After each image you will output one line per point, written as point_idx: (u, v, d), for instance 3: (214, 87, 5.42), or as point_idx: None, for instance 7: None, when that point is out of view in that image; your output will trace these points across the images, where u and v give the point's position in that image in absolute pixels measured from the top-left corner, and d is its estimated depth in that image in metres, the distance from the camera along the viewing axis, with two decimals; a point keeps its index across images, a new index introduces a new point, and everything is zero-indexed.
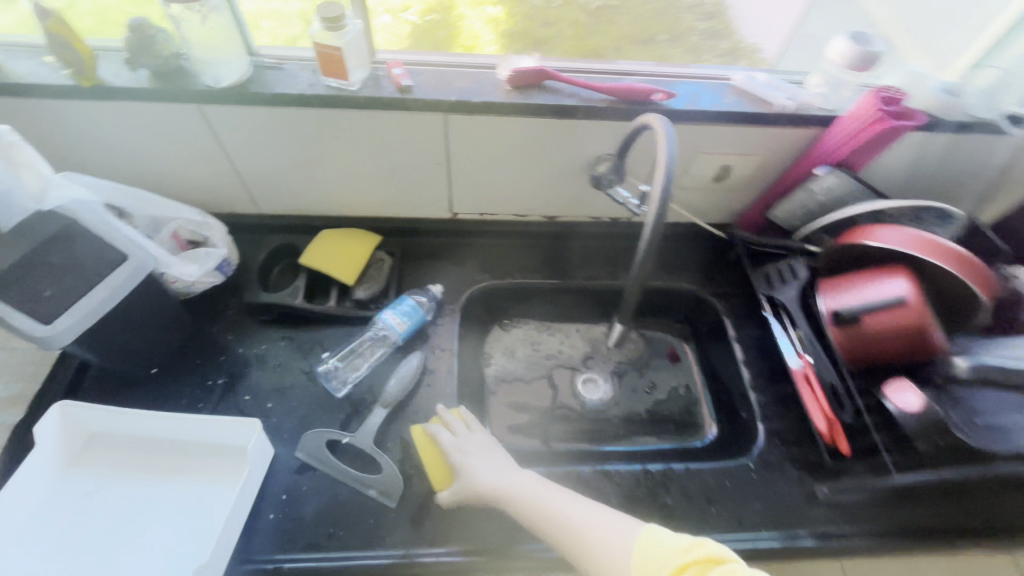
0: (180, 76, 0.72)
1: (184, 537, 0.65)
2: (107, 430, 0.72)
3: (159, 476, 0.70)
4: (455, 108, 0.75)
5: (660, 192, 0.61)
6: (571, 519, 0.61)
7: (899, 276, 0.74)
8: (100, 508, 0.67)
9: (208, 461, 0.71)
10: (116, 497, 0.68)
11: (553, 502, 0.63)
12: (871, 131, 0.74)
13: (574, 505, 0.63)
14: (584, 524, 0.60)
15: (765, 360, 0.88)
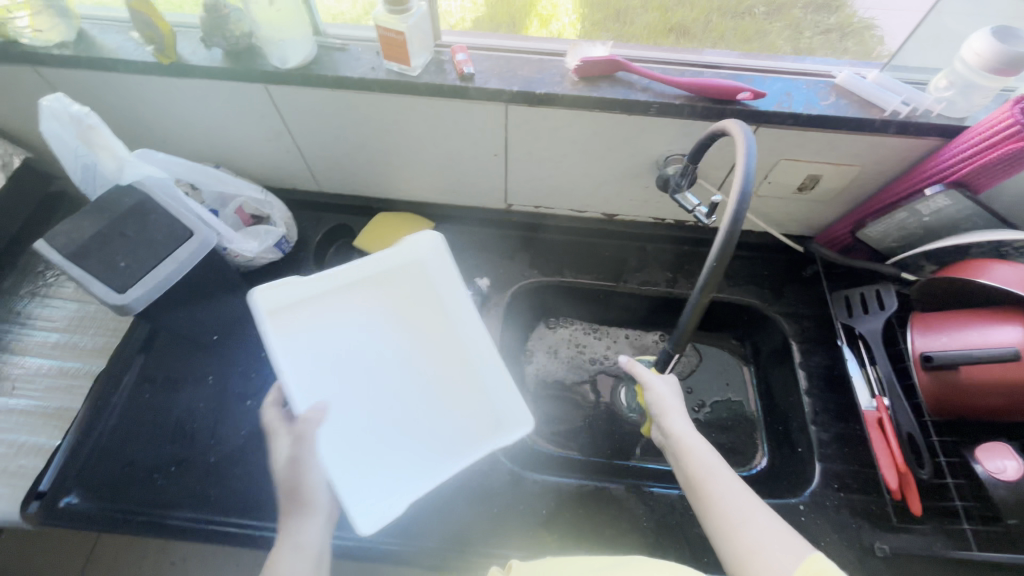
0: (250, 56, 0.73)
1: (400, 444, 0.75)
2: (425, 291, 0.83)
3: (424, 370, 0.81)
4: (516, 99, 0.71)
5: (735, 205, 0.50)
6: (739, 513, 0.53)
7: (1013, 324, 0.63)
8: (378, 364, 0.79)
9: (474, 403, 0.79)
10: (391, 365, 0.80)
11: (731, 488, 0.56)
12: (1003, 149, 0.62)
13: (756, 508, 0.54)
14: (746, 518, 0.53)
15: (834, 395, 0.79)
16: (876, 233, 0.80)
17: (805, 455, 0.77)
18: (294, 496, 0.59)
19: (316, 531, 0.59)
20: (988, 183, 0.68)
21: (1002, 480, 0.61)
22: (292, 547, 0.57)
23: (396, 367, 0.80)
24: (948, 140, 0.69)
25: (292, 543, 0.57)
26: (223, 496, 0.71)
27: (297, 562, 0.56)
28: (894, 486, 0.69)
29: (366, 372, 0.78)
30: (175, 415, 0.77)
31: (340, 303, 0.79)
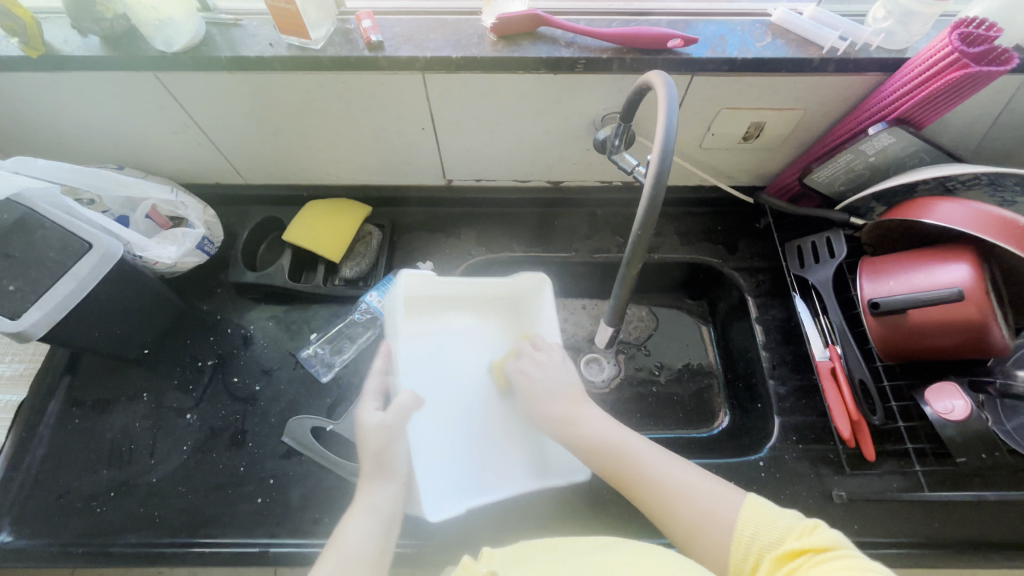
0: (131, 41, 0.66)
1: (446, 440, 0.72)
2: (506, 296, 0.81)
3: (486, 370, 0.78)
4: (432, 66, 0.65)
5: (656, 166, 0.47)
6: (674, 484, 0.54)
7: (958, 262, 0.61)
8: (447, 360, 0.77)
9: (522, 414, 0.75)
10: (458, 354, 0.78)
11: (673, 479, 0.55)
12: (941, 81, 0.59)
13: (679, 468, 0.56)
14: (680, 492, 0.54)
15: (789, 347, 0.78)
16: (823, 178, 0.76)
17: (763, 409, 0.77)
18: (379, 460, 0.58)
19: (389, 496, 0.56)
20: (932, 117, 0.65)
21: (952, 420, 0.60)
22: (365, 506, 0.55)
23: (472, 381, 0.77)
24: (889, 73, 0.66)
25: (365, 509, 0.54)
26: (169, 516, 0.68)
27: (365, 525, 0.53)
28: (848, 436, 0.68)
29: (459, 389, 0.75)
30: (109, 438, 0.73)
31: (443, 314, 0.79)
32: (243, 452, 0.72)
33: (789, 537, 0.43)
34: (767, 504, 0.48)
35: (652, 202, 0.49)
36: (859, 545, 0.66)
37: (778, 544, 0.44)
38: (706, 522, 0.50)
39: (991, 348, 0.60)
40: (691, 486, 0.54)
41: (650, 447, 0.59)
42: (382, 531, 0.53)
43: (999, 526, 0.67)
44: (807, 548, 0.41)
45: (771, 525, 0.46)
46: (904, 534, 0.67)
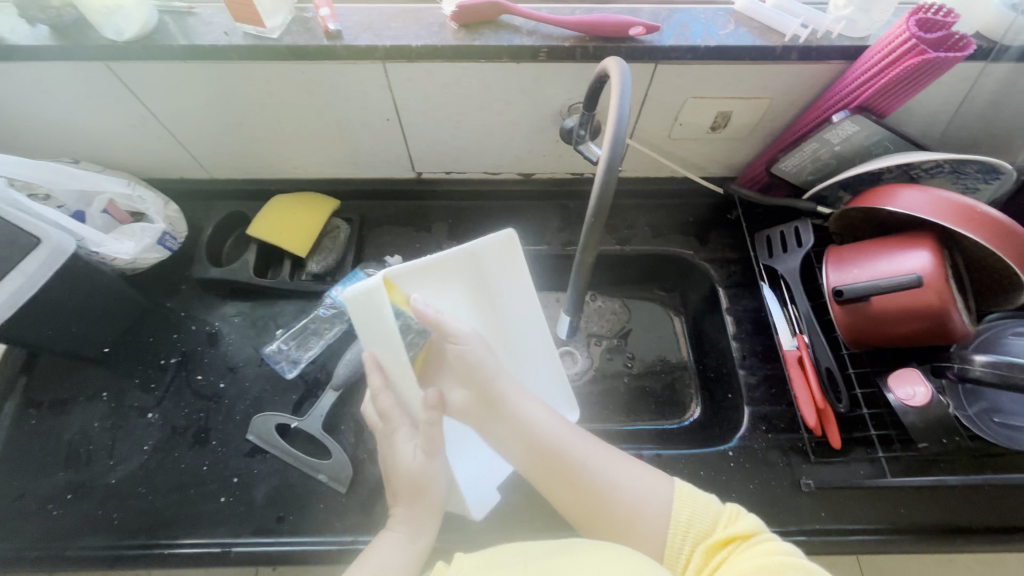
0: (80, 30, 0.64)
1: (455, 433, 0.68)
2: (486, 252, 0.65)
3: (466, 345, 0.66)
4: (393, 55, 0.64)
5: (609, 154, 0.46)
6: (599, 472, 0.55)
7: (920, 248, 0.61)
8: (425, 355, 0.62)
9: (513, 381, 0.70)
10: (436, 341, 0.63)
11: (601, 468, 0.55)
12: (900, 68, 0.59)
13: (618, 464, 0.56)
14: (611, 493, 0.54)
15: (759, 337, 0.78)
16: (790, 167, 0.76)
17: (734, 400, 0.77)
18: (416, 491, 0.57)
19: (429, 535, 0.56)
20: (894, 105, 0.65)
21: (914, 407, 0.60)
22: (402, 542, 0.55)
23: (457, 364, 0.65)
24: (852, 61, 0.66)
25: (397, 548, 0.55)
26: (129, 518, 0.66)
27: (393, 556, 0.53)
28: (814, 424, 0.68)
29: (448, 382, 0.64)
30: (68, 439, 0.71)
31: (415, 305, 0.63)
32: (207, 451, 0.71)
33: (717, 527, 0.50)
34: (693, 488, 0.53)
35: (604, 191, 0.48)
36: (825, 532, 0.67)
37: (709, 532, 0.50)
38: (639, 511, 0.53)
39: (952, 335, 0.60)
40: (621, 477, 0.55)
41: (591, 449, 0.57)
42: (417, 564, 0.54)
43: (963, 511, 0.67)
44: (734, 536, 0.48)
45: (702, 509, 0.51)
46: (870, 521, 0.67)
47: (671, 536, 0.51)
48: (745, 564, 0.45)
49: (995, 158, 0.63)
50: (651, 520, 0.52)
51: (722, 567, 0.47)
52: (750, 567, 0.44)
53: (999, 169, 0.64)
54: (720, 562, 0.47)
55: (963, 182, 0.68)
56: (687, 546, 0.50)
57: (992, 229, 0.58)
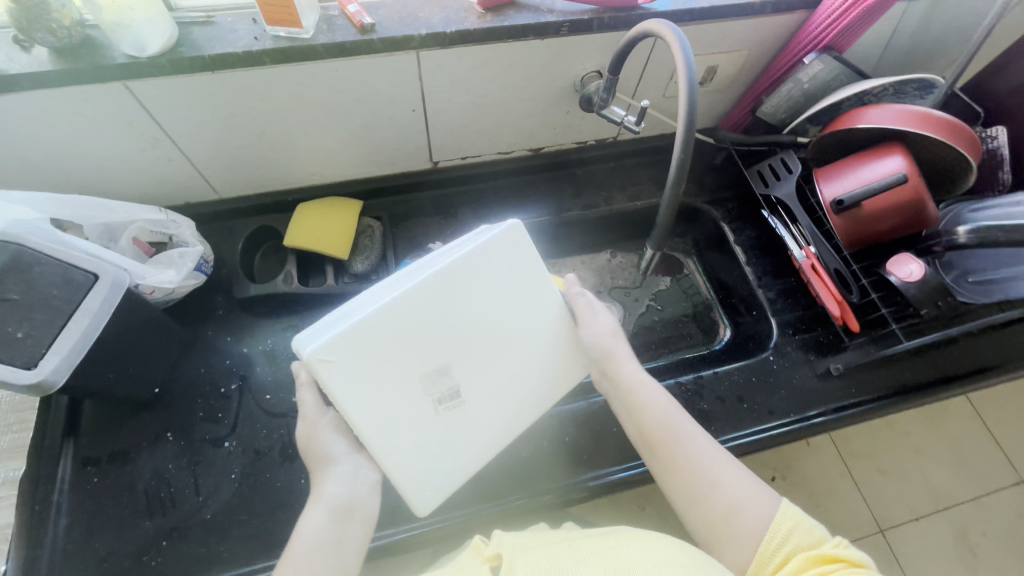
0: (91, 50, 0.60)
1: (493, 291, 0.58)
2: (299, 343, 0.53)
3: (397, 309, 0.53)
4: (427, 43, 0.67)
5: (687, 107, 0.56)
6: (706, 458, 0.55)
7: (892, 155, 0.76)
8: (411, 331, 0.54)
9: (446, 291, 0.56)
10: (396, 325, 0.53)
11: (709, 454, 0.56)
12: (858, 8, 0.72)
13: (713, 448, 0.56)
14: (711, 469, 0.55)
15: (768, 258, 0.91)
16: (769, 109, 0.88)
17: (759, 315, 0.89)
18: (320, 455, 0.55)
19: (345, 484, 0.52)
20: (850, 42, 0.78)
21: (913, 282, 0.74)
22: (345, 468, 0.54)
23: (421, 322, 0.54)
24: (812, 10, 0.78)
25: (339, 474, 0.53)
26: (238, 546, 0.64)
27: (319, 523, 0.49)
28: (838, 315, 0.79)
29: (426, 333, 0.54)
30: (141, 488, 0.66)
31: (345, 384, 0.51)
32: (299, 465, 0.69)
33: (823, 546, 0.46)
34: (802, 513, 0.49)
35: (687, 140, 0.58)
36: (857, 405, 0.80)
37: (810, 549, 0.46)
38: (736, 505, 0.51)
39: (926, 219, 0.75)
40: (724, 469, 0.54)
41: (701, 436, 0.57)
42: (368, 485, 0.54)
43: (950, 363, 0.83)
44: (841, 556, 0.44)
45: (808, 530, 0.48)
46: (887, 388, 0.81)
47: (763, 542, 0.48)
48: None
49: (930, 75, 0.78)
50: (746, 521, 0.50)
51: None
52: None
53: (935, 85, 0.79)
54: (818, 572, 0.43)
55: (905, 100, 0.83)
56: (779, 548, 0.48)
57: (946, 129, 0.72)
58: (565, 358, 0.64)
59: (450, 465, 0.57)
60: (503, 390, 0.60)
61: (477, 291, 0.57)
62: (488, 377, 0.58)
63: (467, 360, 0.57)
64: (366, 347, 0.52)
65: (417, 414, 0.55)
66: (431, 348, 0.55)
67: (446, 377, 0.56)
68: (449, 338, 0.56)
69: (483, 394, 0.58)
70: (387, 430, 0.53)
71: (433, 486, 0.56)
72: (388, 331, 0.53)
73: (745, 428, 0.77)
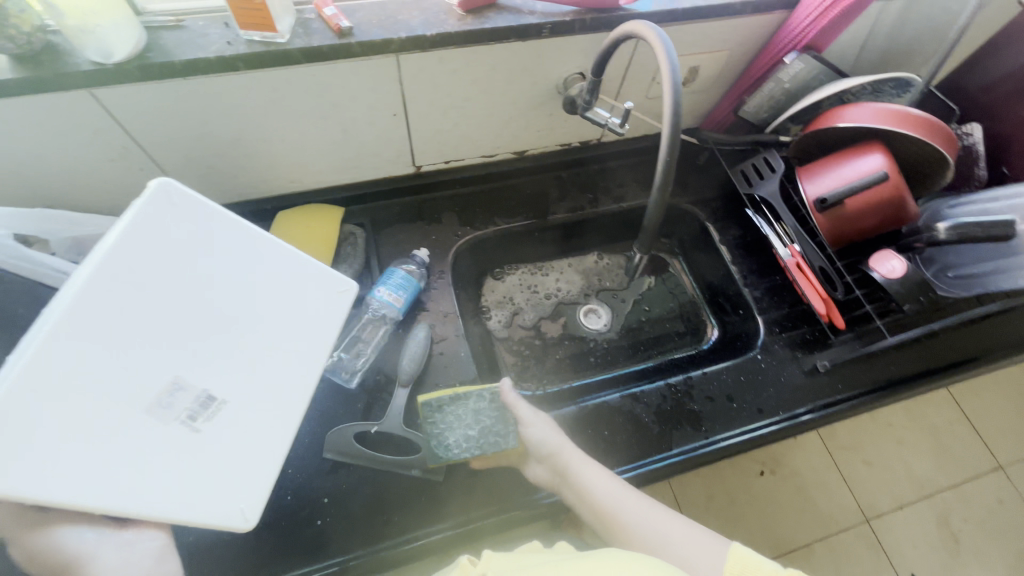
0: (53, 57, 0.57)
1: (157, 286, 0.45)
2: None
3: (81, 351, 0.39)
4: (407, 46, 0.65)
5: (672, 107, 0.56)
6: (656, 534, 0.59)
7: (871, 154, 0.77)
8: (119, 358, 0.41)
9: (130, 299, 0.42)
10: (97, 365, 0.40)
11: (656, 525, 0.59)
12: (836, 9, 0.72)
13: (660, 516, 0.61)
14: (661, 539, 0.58)
15: (752, 257, 0.91)
16: (751, 108, 0.89)
17: (745, 314, 0.89)
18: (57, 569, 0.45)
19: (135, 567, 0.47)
20: (829, 41, 0.79)
21: (895, 278, 0.74)
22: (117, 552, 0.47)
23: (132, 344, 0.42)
24: (791, 10, 0.79)
25: (112, 563, 0.46)
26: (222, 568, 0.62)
27: None
28: (824, 313, 0.79)
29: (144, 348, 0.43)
30: None
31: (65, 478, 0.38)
32: (284, 482, 0.67)
33: None
34: (750, 551, 0.50)
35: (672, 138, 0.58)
36: (844, 401, 0.80)
37: None
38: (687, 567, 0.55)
39: (907, 216, 0.77)
40: (671, 535, 0.58)
41: (649, 507, 0.61)
42: (153, 557, 0.49)
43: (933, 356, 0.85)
44: None
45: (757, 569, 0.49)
46: (873, 383, 0.82)
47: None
48: None
49: (905, 74, 0.80)
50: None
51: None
52: None
53: (910, 83, 0.81)
54: None
55: (883, 99, 0.84)
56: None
57: (923, 127, 0.73)
58: (330, 294, 0.59)
59: (245, 468, 0.50)
60: (267, 369, 0.53)
61: (166, 280, 0.45)
62: (240, 364, 0.50)
63: (204, 357, 0.47)
64: (41, 424, 0.37)
65: (168, 450, 0.44)
66: (143, 372, 0.43)
67: (177, 387, 0.45)
68: (161, 347, 0.44)
69: (242, 380, 0.50)
70: (157, 485, 0.44)
71: (234, 497, 0.49)
72: (70, 382, 0.39)
73: (736, 428, 0.77)
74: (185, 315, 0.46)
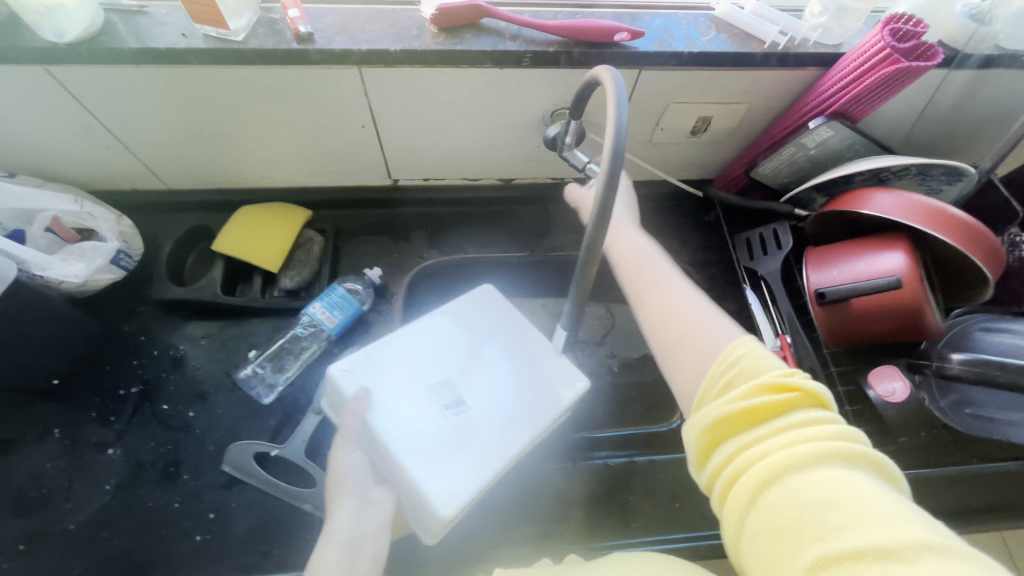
0: (13, 29, 0.57)
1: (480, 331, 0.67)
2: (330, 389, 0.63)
3: (405, 342, 0.65)
4: (368, 59, 0.61)
5: (611, 145, 0.42)
6: (683, 313, 0.51)
7: (894, 250, 0.64)
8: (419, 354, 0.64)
9: (443, 333, 0.66)
10: (403, 352, 0.64)
11: (687, 302, 0.52)
12: (874, 75, 0.60)
13: (696, 299, 0.53)
14: (688, 318, 0.51)
15: (742, 337, 0.80)
16: (767, 171, 0.77)
17: None
18: (336, 481, 0.57)
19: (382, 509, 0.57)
20: (866, 111, 0.67)
21: (893, 402, 0.63)
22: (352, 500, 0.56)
23: (426, 351, 0.64)
24: (826, 69, 0.67)
25: (348, 508, 0.55)
26: (96, 563, 0.62)
27: (356, 521, 0.54)
28: None
29: (432, 357, 0.64)
30: (14, 484, 0.64)
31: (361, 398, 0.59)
32: (177, 486, 0.66)
33: (768, 374, 0.42)
34: (756, 347, 0.44)
35: (609, 185, 0.43)
36: None
37: (756, 377, 0.42)
38: (689, 333, 0.49)
39: (926, 332, 0.63)
40: (698, 313, 0.51)
41: (685, 290, 0.54)
42: (377, 518, 0.56)
43: (955, 500, 0.68)
44: (792, 386, 0.40)
45: (756, 360, 0.43)
46: None
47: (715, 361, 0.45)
48: (789, 438, 0.38)
49: (959, 162, 0.66)
50: (702, 342, 0.48)
51: (767, 412, 0.40)
52: (806, 438, 0.37)
53: (963, 172, 0.67)
54: (770, 410, 0.40)
55: (929, 185, 0.70)
56: (729, 373, 0.43)
57: (960, 232, 0.60)
58: (562, 379, 0.64)
59: (447, 470, 0.56)
60: (495, 420, 0.60)
61: (457, 326, 0.67)
62: (502, 397, 0.62)
63: (474, 383, 0.63)
64: (369, 363, 0.62)
65: (428, 425, 0.59)
66: (424, 368, 0.63)
67: (472, 397, 0.61)
68: (438, 359, 0.64)
69: (496, 413, 0.61)
70: (409, 441, 0.57)
71: (454, 493, 0.55)
72: (382, 356, 0.63)
73: (671, 534, 0.68)
74: (460, 350, 0.65)
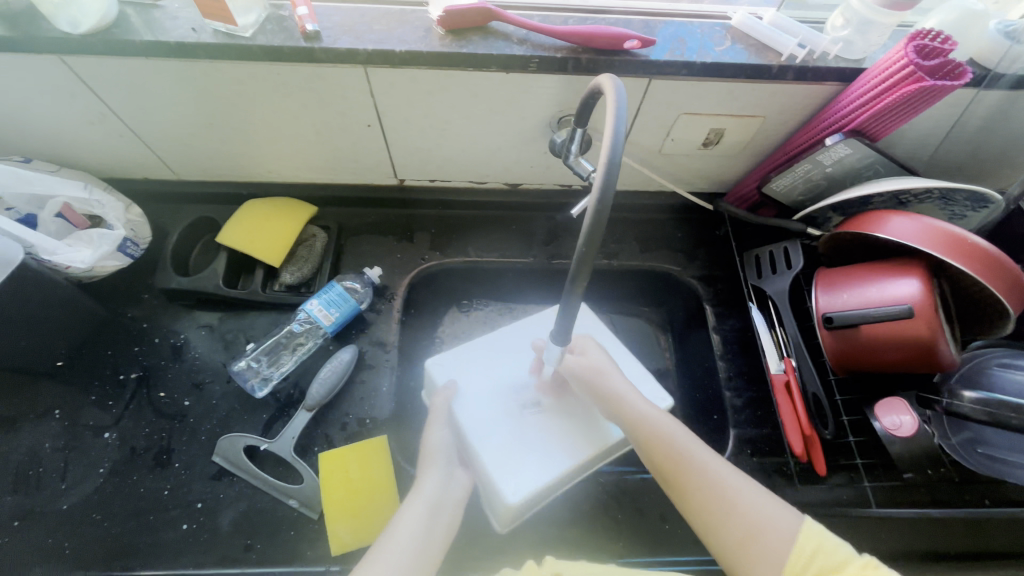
0: (30, 19, 0.58)
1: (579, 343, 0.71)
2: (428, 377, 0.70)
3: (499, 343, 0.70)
4: (374, 59, 0.61)
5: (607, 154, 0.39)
6: (726, 489, 0.54)
7: (910, 277, 0.60)
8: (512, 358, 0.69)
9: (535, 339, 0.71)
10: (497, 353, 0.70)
11: (727, 478, 0.55)
12: (895, 93, 0.58)
13: (737, 477, 0.55)
14: (731, 496, 0.54)
15: (744, 357, 0.77)
16: (780, 187, 0.74)
17: (720, 421, 0.76)
18: (425, 452, 0.61)
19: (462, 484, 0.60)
20: (887, 129, 0.64)
21: (900, 436, 0.60)
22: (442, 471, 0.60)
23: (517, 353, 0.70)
24: (846, 84, 0.65)
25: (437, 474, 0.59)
26: (85, 544, 0.63)
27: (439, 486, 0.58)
28: (799, 450, 0.67)
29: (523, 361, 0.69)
30: (14, 461, 0.66)
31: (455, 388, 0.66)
32: (168, 474, 0.67)
33: (848, 564, 0.46)
34: (823, 532, 0.49)
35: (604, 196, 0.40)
36: None
37: (837, 566, 0.46)
38: (756, 530, 0.51)
39: (939, 365, 0.60)
40: (744, 490, 0.54)
41: (708, 456, 0.57)
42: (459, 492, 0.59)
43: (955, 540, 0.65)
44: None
45: (831, 550, 0.48)
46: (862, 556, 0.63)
47: (790, 561, 0.48)
48: None
49: (985, 188, 0.62)
50: (771, 529, 0.51)
51: None
52: None
53: (988, 200, 0.63)
54: None
55: (952, 210, 0.67)
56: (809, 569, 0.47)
57: (982, 262, 0.57)
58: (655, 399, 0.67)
59: (520, 466, 0.61)
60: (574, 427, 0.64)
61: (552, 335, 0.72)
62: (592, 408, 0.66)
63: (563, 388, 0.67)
64: (466, 357, 0.69)
65: (509, 422, 0.64)
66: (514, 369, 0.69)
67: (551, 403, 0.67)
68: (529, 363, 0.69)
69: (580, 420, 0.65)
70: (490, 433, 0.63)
71: (523, 486, 0.59)
72: (478, 353, 0.69)
73: (659, 556, 0.65)
74: None
